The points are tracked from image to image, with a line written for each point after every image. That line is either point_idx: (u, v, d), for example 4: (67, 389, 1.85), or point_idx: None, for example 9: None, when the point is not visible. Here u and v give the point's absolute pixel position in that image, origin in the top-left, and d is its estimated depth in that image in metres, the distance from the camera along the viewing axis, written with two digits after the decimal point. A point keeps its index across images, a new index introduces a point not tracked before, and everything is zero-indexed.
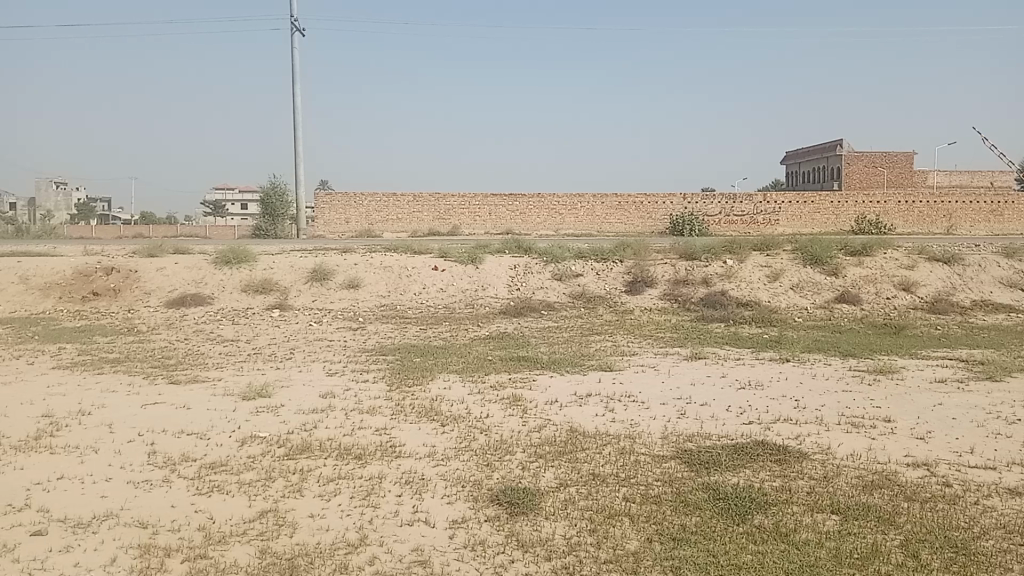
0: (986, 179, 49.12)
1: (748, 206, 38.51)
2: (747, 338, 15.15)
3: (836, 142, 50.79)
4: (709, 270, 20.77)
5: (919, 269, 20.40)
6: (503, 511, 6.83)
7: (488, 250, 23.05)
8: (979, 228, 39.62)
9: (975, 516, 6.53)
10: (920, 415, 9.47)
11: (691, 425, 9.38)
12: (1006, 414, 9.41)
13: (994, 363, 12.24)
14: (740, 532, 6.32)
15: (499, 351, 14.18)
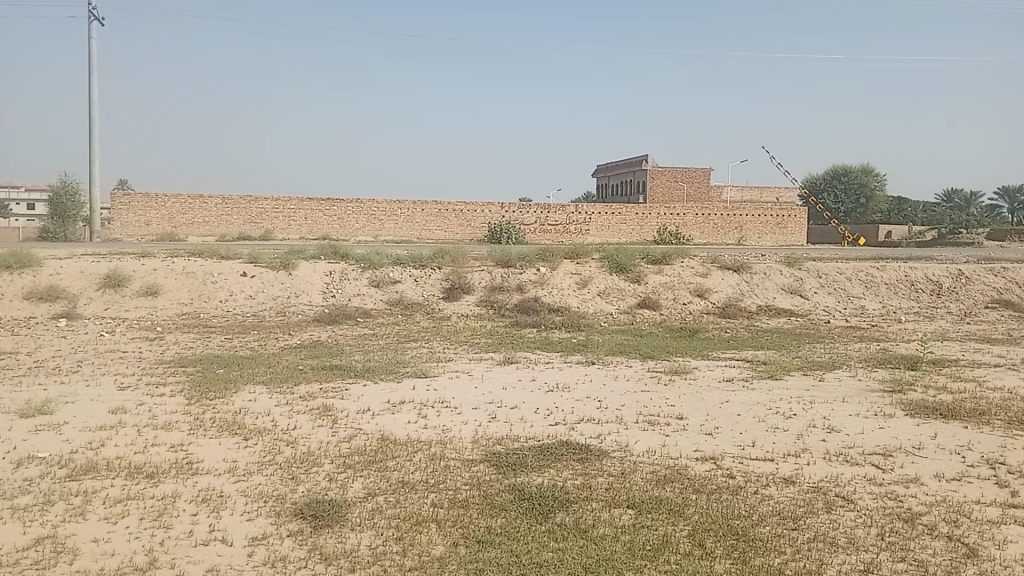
0: (772, 196, 53.73)
1: (562, 216, 39.91)
2: (557, 342, 15.69)
3: (641, 157, 53.82)
4: (523, 277, 21.28)
5: (712, 277, 21.97)
6: (307, 524, 6.65)
7: (302, 255, 22.38)
8: (766, 239, 43.33)
9: (753, 504, 7.08)
10: (709, 412, 10.18)
11: (500, 428, 9.59)
12: (783, 408, 10.30)
13: (775, 362, 13.40)
14: (543, 531, 6.51)
15: (310, 361, 13.80)
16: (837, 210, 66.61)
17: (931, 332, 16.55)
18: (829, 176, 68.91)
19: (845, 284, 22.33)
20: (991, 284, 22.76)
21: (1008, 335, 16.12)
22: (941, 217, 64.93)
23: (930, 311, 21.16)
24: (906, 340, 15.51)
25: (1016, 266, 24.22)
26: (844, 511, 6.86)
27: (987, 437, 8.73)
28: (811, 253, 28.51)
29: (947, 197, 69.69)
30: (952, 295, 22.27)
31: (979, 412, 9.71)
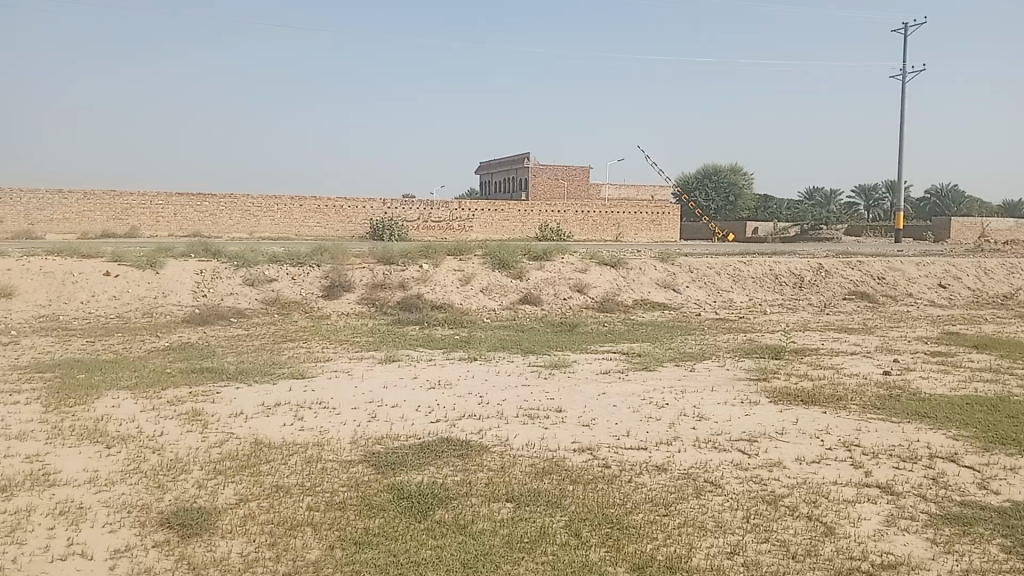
0: (648, 194, 55.44)
1: (444, 213, 39.82)
2: (439, 339, 15.65)
3: (523, 155, 54.41)
4: (404, 273, 21.08)
5: (591, 272, 22.43)
6: (175, 534, 6.36)
7: (171, 253, 21.39)
8: (642, 235, 44.70)
9: (627, 492, 7.27)
10: (587, 404, 10.39)
11: (379, 427, 9.47)
12: (657, 399, 10.62)
13: (650, 354, 13.82)
14: (421, 529, 6.47)
15: (179, 364, 13.21)
16: (709, 207, 69.42)
17: (794, 323, 17.47)
18: (700, 175, 71.76)
19: (716, 278, 23.28)
20: (847, 277, 24.28)
21: (862, 324, 17.23)
22: (803, 214, 68.72)
23: (793, 303, 22.35)
24: (771, 331, 16.33)
25: (868, 260, 25.92)
26: (712, 496, 7.13)
27: (843, 421, 9.29)
28: (684, 249, 29.60)
29: (808, 195, 73.92)
30: (812, 288, 23.61)
31: (835, 397, 10.33)
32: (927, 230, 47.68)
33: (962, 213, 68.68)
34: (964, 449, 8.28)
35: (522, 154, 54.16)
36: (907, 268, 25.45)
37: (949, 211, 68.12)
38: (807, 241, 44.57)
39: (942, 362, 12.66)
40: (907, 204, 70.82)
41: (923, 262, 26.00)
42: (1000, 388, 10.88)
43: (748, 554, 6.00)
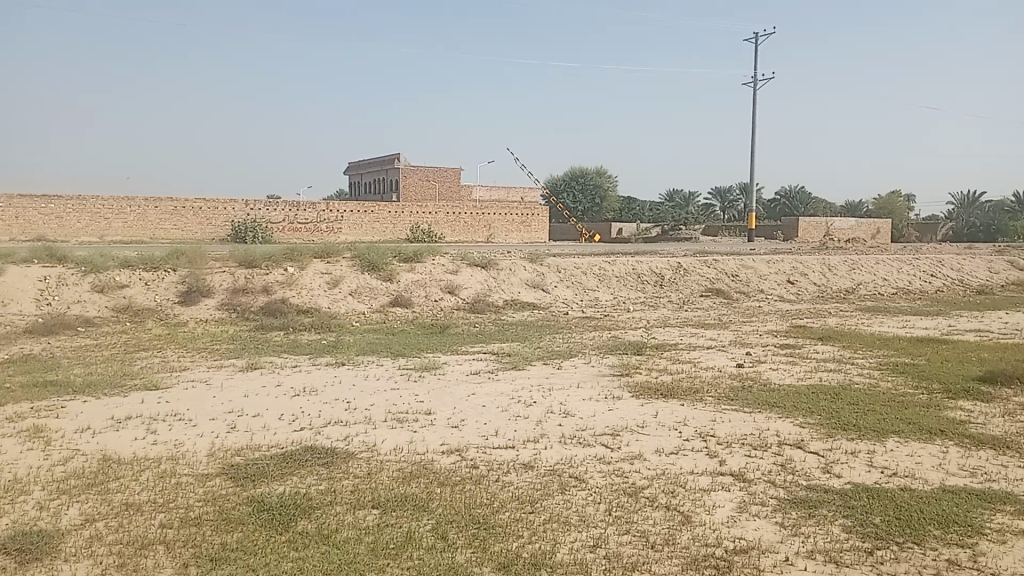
0: (518, 195, 56.15)
1: (311, 214, 38.90)
2: (306, 344, 15.27)
3: (393, 156, 54.02)
4: (268, 277, 20.45)
5: (461, 273, 22.47)
6: (11, 561, 5.91)
7: (10, 259, 19.86)
8: (513, 236, 45.27)
9: (494, 491, 7.32)
10: (456, 405, 10.39)
11: (240, 438, 9.13)
12: (526, 397, 10.76)
13: (519, 354, 13.99)
14: (283, 541, 6.29)
15: (19, 377, 12.27)
16: (577, 209, 71.07)
17: (656, 320, 18.12)
18: (568, 177, 73.37)
19: (583, 278, 23.84)
20: (705, 275, 25.42)
21: (718, 320, 18.07)
22: (665, 215, 71.48)
23: (655, 301, 23.18)
24: (635, 328, 16.88)
25: (723, 258, 27.24)
26: (576, 491, 7.28)
27: (700, 412, 9.71)
28: (552, 249, 30.18)
29: (669, 197, 76.96)
30: (673, 285, 24.58)
31: (693, 390, 10.78)
32: (778, 229, 50.62)
33: (808, 214, 73.33)
34: (809, 435, 8.83)
35: (392, 155, 53.77)
36: (759, 265, 26.91)
37: (797, 211, 72.57)
38: (669, 241, 46.38)
39: (790, 354, 13.46)
40: (760, 205, 74.94)
41: (773, 260, 27.57)
42: (841, 377, 11.67)
43: (610, 547, 6.16)
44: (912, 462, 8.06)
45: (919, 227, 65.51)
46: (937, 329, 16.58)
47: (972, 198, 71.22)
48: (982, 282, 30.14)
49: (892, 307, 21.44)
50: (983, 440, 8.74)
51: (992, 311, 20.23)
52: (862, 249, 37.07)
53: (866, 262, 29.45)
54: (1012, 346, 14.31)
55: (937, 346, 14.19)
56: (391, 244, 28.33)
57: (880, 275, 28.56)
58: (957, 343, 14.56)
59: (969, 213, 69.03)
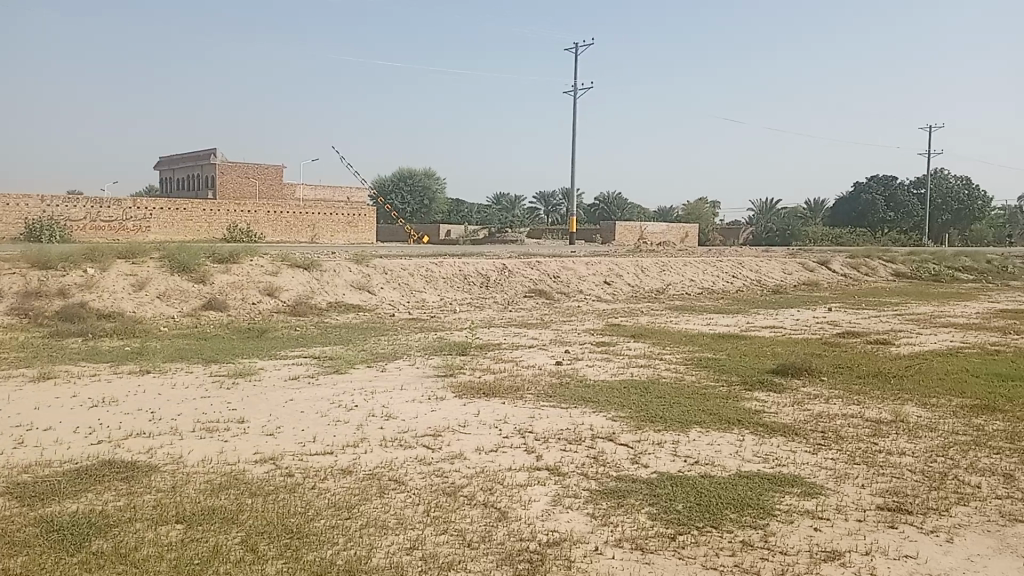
0: (344, 196, 55.15)
1: (117, 212, 36.33)
2: (108, 351, 14.20)
3: (210, 152, 51.55)
4: (65, 279, 18.84)
5: (282, 275, 21.73)
6: None
7: None
8: (338, 237, 44.45)
9: (310, 499, 7.09)
10: (272, 412, 10.02)
11: (26, 454, 8.34)
12: (346, 401, 10.54)
13: (341, 357, 13.71)
14: (74, 563, 5.80)
15: None
16: (404, 210, 70.83)
17: (480, 321, 18.34)
18: (395, 178, 72.96)
19: (409, 279, 23.74)
20: (529, 276, 26.05)
21: (540, 319, 18.56)
22: (492, 218, 72.63)
23: (480, 301, 23.46)
24: (458, 329, 17.01)
25: (546, 260, 28.03)
26: (395, 494, 7.21)
27: (519, 410, 9.92)
28: (377, 250, 29.85)
29: (496, 200, 78.37)
30: (497, 286, 25.01)
31: (514, 388, 10.99)
32: (597, 232, 52.72)
33: (626, 218, 76.96)
34: (620, 428, 9.23)
35: (209, 151, 51.37)
36: (580, 267, 27.93)
37: (615, 215, 76.02)
38: (495, 243, 47.23)
39: (605, 351, 14.03)
40: (582, 209, 77.78)
41: (592, 262, 28.68)
42: (651, 372, 12.31)
43: (426, 547, 6.14)
44: (712, 449, 8.62)
45: (724, 231, 70.40)
46: (737, 326, 17.85)
47: (770, 204, 77.41)
48: (776, 282, 32.83)
49: (699, 306, 22.88)
50: (774, 427, 9.50)
51: (784, 310, 22.04)
52: (672, 252, 39.33)
53: (676, 264, 31.26)
54: (800, 340, 15.67)
55: (737, 342, 15.28)
56: (205, 244, 26.99)
57: (689, 276, 30.41)
58: (754, 338, 15.76)
59: (767, 219, 74.95)
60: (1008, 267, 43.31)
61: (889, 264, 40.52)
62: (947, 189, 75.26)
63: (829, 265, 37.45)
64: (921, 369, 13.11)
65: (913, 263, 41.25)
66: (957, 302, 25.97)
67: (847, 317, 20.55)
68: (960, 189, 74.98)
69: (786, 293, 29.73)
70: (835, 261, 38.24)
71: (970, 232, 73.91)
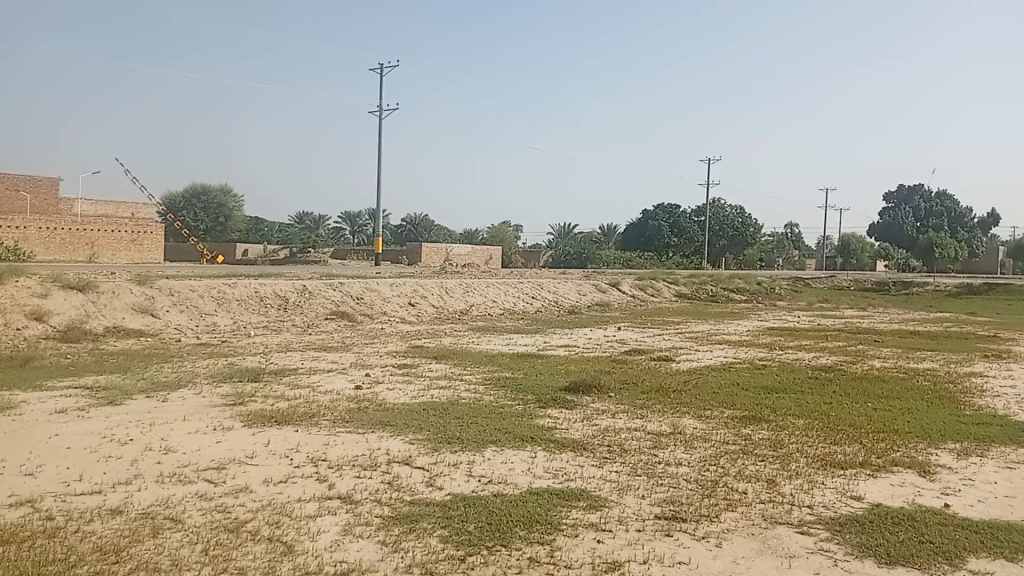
0: (130, 211, 51.64)
1: None
2: None
3: None
4: None
5: (54, 297, 19.93)
6: None
7: None
8: (121, 256, 41.53)
9: (71, 544, 6.52)
10: (33, 450, 9.14)
11: None
12: (122, 435, 9.82)
13: (118, 387, 12.76)
14: None
15: None
16: (198, 228, 67.40)
17: (275, 345, 17.78)
18: (188, 194, 69.27)
19: (200, 302, 22.57)
20: (329, 298, 25.59)
21: (338, 342, 18.26)
22: (294, 237, 70.78)
23: (278, 324, 22.75)
24: (250, 354, 16.39)
25: (348, 282, 27.64)
26: (171, 533, 6.80)
27: (313, 437, 9.69)
28: (164, 270, 28.19)
29: (298, 218, 76.54)
30: (296, 309, 24.37)
31: (308, 415, 10.72)
32: (402, 254, 52.67)
33: (431, 239, 77.55)
34: (416, 451, 9.26)
35: None
36: (382, 289, 27.83)
37: (420, 237, 76.55)
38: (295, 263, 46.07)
39: (405, 373, 14.02)
40: (388, 230, 77.60)
41: (394, 284, 28.68)
42: (449, 393, 12.44)
43: None
44: (505, 468, 8.85)
45: (526, 254, 72.85)
46: (533, 345, 18.47)
47: (567, 229, 80.74)
48: (572, 302, 34.31)
49: (499, 327, 23.46)
50: (565, 443, 9.89)
51: (579, 329, 23.08)
52: (475, 273, 40.09)
53: (478, 286, 31.84)
54: (592, 359, 16.44)
55: (532, 361, 15.80)
56: None
57: (490, 297, 31.13)
58: (549, 357, 16.35)
59: (567, 242, 78.26)
60: (774, 288, 47.95)
61: (674, 285, 43.56)
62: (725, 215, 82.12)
63: (620, 287, 39.72)
64: (698, 384, 14.16)
65: (694, 285, 44.62)
66: (730, 321, 28.36)
67: (634, 335, 21.87)
68: (736, 216, 81.12)
69: (580, 313, 31.14)
70: (626, 283, 40.60)
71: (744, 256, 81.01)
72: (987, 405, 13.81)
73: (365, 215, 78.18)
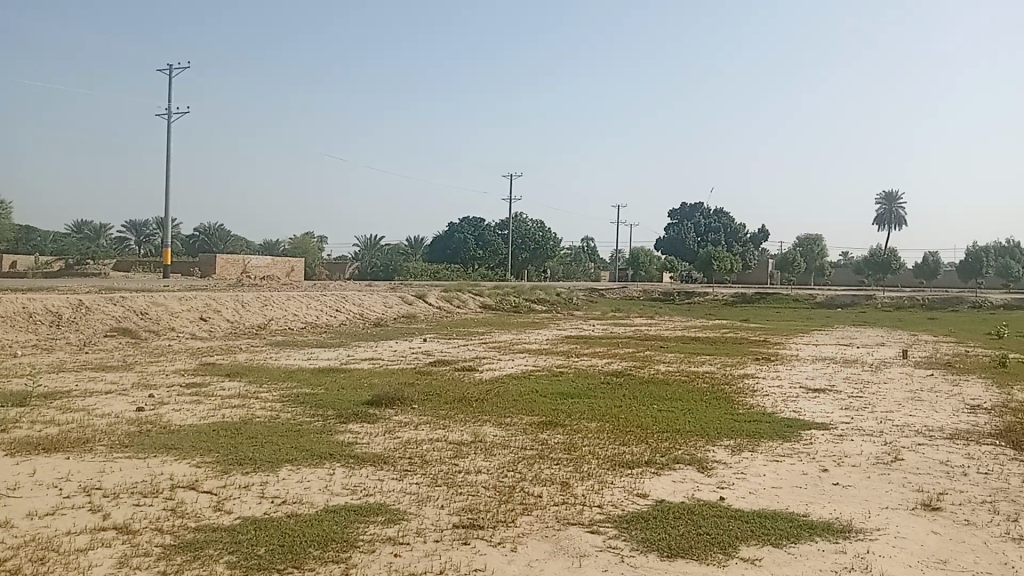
0: None
1: None
2: None
3: None
4: None
5: None
6: None
7: None
8: None
9: None
10: None
11: None
12: None
13: None
14: None
15: None
16: None
17: (46, 365, 16.22)
18: None
19: None
20: (111, 314, 23.74)
21: (121, 361, 16.98)
22: (72, 247, 65.08)
23: (51, 343, 20.78)
24: (15, 375, 14.85)
25: (131, 296, 25.78)
26: None
27: (85, 465, 8.93)
28: None
29: (77, 227, 70.45)
30: (72, 325, 22.39)
31: (82, 441, 9.88)
32: (194, 266, 49.88)
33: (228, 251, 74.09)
34: (204, 474, 8.80)
35: None
36: (172, 303, 26.20)
37: (217, 248, 72.93)
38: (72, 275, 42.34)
39: (195, 393, 13.27)
40: (181, 240, 73.26)
41: (185, 298, 27.09)
42: (243, 412, 11.93)
43: None
44: (301, 488, 8.63)
45: (329, 267, 71.45)
46: (335, 359, 18.11)
47: (372, 241, 79.96)
48: (376, 315, 34.00)
49: (299, 341, 22.80)
50: (364, 458, 9.79)
51: (383, 342, 22.95)
52: (274, 286, 38.73)
53: (277, 299, 30.78)
54: (395, 371, 16.40)
55: (333, 375, 15.48)
56: None
57: (291, 310, 30.19)
58: (351, 371, 16.12)
59: (373, 254, 77.54)
60: (572, 299, 50.08)
61: (478, 297, 44.38)
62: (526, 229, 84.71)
63: (425, 299, 39.88)
64: (499, 392, 14.48)
65: (497, 296, 45.66)
66: (532, 330, 29.31)
67: (439, 346, 22.03)
68: (536, 231, 83.95)
69: (385, 326, 30.96)
70: (431, 295, 40.87)
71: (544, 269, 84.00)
72: (756, 404, 15.18)
73: (153, 224, 73.31)
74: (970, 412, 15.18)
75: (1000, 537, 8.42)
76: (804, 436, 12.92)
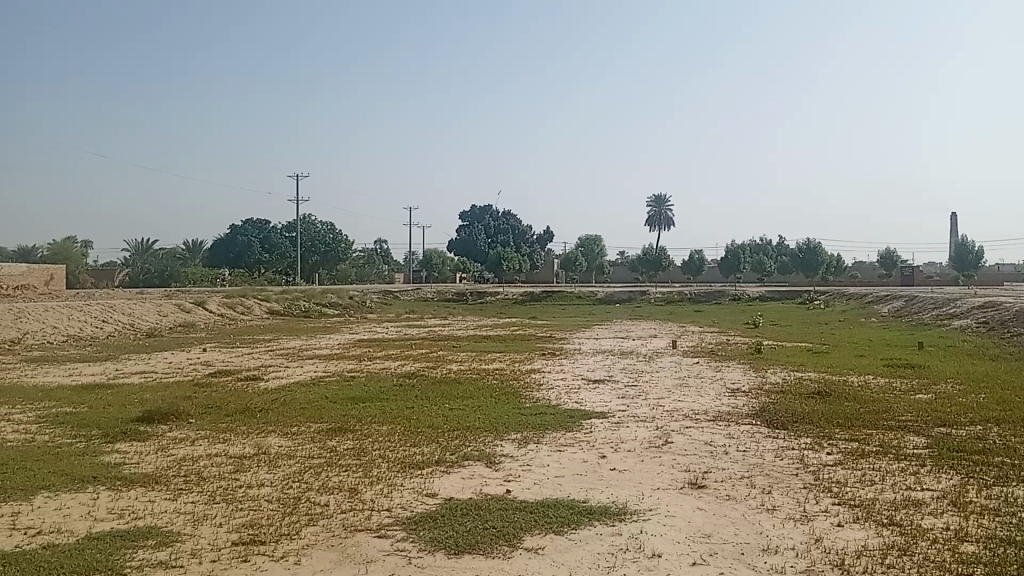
0: None
1: None
2: None
3: None
4: None
5: None
6: None
7: None
8: None
9: None
10: None
11: None
12: None
13: None
14: None
15: None
16: None
17: None
18: None
19: None
20: None
21: None
22: None
23: None
24: None
25: None
26: None
27: None
28: None
29: None
30: None
31: None
32: None
33: None
34: None
35: None
36: None
37: None
38: None
39: None
40: None
41: None
42: None
43: None
44: (59, 516, 7.93)
45: (95, 275, 65.91)
46: (102, 375, 16.71)
47: (145, 245, 74.31)
48: (151, 325, 31.77)
49: (60, 356, 20.81)
50: (134, 479, 9.13)
51: (158, 354, 21.47)
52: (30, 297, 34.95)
53: (32, 311, 27.83)
54: (171, 384, 15.42)
55: (99, 392, 14.27)
56: None
57: (49, 323, 27.45)
58: (121, 386, 14.94)
59: (148, 260, 72.31)
60: (365, 301, 49.55)
61: (265, 303, 42.68)
62: (316, 231, 82.63)
63: (205, 306, 37.78)
64: (285, 401, 14.03)
65: (286, 301, 44.17)
66: (321, 336, 28.66)
67: (221, 356, 20.93)
68: (326, 232, 82.07)
69: (160, 336, 28.94)
70: (212, 302, 38.78)
71: (336, 272, 82.35)
72: (541, 397, 15.79)
73: None
74: (730, 395, 16.70)
75: (755, 509, 9.33)
76: (585, 426, 13.61)
